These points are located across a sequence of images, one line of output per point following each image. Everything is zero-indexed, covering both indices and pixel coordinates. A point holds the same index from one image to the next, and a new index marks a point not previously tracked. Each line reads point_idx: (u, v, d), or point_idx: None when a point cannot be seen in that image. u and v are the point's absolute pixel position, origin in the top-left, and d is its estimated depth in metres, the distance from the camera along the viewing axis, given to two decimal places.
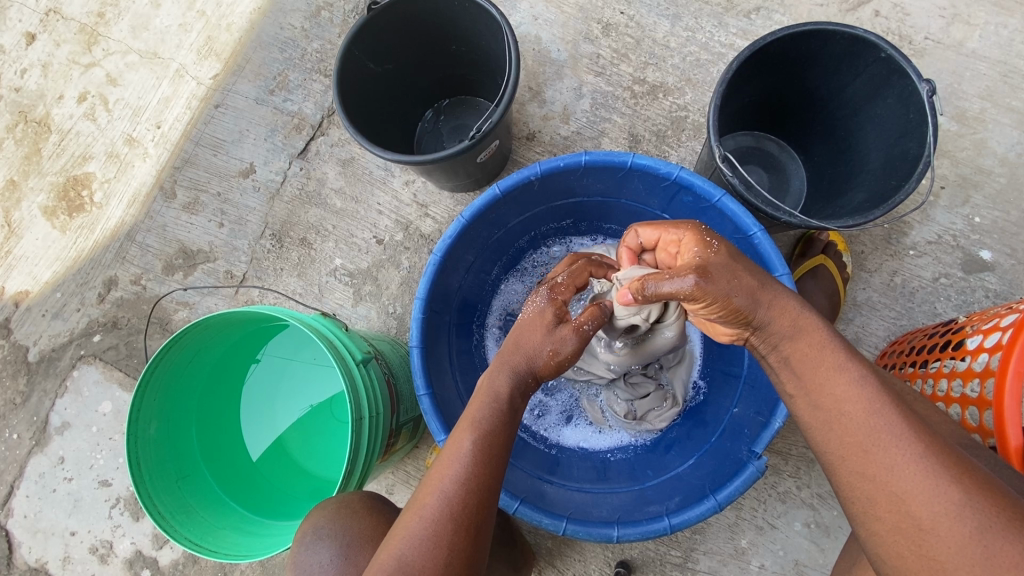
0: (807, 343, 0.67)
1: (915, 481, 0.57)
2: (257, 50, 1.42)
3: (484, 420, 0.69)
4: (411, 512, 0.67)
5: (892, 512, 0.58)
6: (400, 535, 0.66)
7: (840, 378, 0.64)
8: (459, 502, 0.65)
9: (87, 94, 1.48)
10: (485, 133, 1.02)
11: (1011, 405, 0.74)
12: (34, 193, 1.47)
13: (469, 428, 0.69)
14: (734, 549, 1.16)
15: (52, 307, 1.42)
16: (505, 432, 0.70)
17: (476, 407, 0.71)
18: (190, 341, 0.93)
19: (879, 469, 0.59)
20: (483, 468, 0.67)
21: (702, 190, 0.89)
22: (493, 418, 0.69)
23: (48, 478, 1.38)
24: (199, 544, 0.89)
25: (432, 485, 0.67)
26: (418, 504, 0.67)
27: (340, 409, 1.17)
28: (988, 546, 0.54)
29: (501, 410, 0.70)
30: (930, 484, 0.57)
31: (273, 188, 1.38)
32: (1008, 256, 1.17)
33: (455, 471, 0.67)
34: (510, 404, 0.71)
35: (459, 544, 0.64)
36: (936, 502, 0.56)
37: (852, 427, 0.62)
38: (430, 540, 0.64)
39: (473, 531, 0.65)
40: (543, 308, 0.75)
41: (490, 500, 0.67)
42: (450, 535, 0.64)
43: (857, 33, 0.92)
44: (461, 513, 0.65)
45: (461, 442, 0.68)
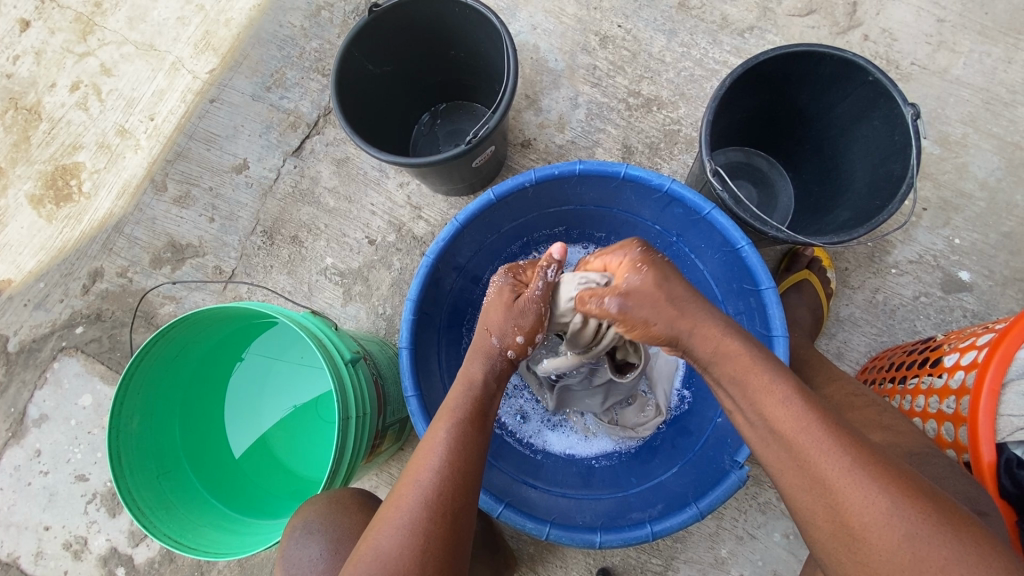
0: (739, 360, 0.67)
1: (849, 492, 0.58)
2: (256, 47, 1.42)
3: (460, 409, 0.74)
4: (392, 500, 0.68)
5: (830, 521, 0.59)
6: (380, 523, 0.67)
7: (771, 400, 0.64)
8: (435, 489, 0.66)
9: (79, 83, 1.47)
10: (481, 138, 1.03)
11: (985, 422, 0.77)
12: (22, 181, 1.45)
13: (444, 418, 0.73)
14: (714, 558, 1.17)
15: (34, 298, 1.40)
16: (479, 425, 0.73)
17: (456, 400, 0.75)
18: (177, 335, 0.92)
19: (812, 480, 0.60)
20: (459, 455, 0.69)
21: (693, 203, 0.90)
22: (466, 407, 0.74)
23: (23, 471, 1.36)
24: (178, 540, 0.88)
25: (415, 472, 0.68)
26: (396, 493, 0.68)
27: (325, 409, 1.16)
28: (916, 553, 0.55)
29: (473, 396, 0.75)
30: (861, 491, 0.58)
31: (266, 184, 1.38)
32: (986, 277, 1.20)
33: (432, 458, 0.68)
34: (484, 388, 0.76)
35: (436, 532, 0.64)
36: (866, 512, 0.57)
37: (800, 452, 0.61)
38: (407, 526, 0.64)
39: (448, 520, 0.65)
40: (501, 288, 0.80)
41: (467, 489, 0.68)
42: (425, 521, 0.64)
43: (847, 57, 0.95)
44: (436, 500, 0.66)
45: (437, 432, 0.71)
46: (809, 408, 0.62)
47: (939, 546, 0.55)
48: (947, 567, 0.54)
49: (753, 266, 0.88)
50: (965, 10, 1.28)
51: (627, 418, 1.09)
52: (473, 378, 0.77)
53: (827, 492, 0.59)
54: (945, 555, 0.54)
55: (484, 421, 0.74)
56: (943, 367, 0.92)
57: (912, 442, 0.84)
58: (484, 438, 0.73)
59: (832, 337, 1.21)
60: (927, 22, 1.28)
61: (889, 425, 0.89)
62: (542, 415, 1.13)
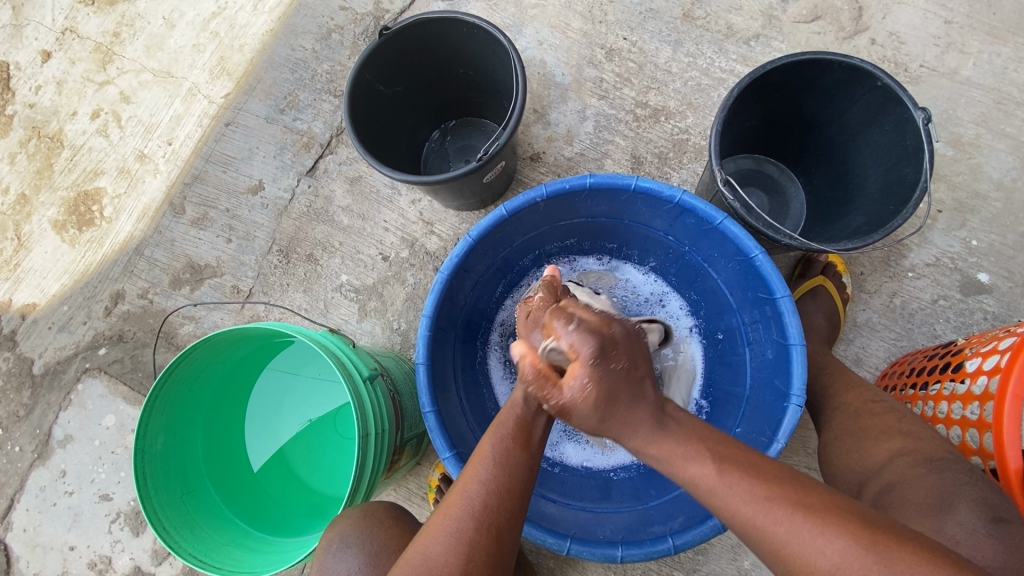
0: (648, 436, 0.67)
1: (798, 556, 0.59)
2: (269, 71, 1.46)
3: (510, 422, 0.72)
4: (439, 509, 0.70)
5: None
6: (427, 530, 0.69)
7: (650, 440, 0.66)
8: (480, 503, 0.67)
9: (100, 111, 1.51)
10: (492, 155, 1.04)
11: (1010, 426, 0.75)
12: (45, 208, 1.49)
13: (494, 432, 0.73)
14: (737, 570, 1.16)
15: (58, 320, 1.43)
16: (526, 446, 0.71)
17: (508, 412, 0.74)
18: (199, 356, 0.93)
19: (770, 550, 0.61)
20: (507, 470, 0.69)
21: (705, 214, 0.90)
22: (516, 423, 0.72)
23: (49, 492, 1.38)
24: (202, 560, 0.89)
25: (462, 484, 0.69)
26: (444, 504, 0.69)
27: (343, 424, 1.17)
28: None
29: (521, 416, 0.72)
30: (809, 551, 0.58)
31: (281, 205, 1.40)
32: (1005, 279, 1.18)
33: (479, 471, 0.69)
34: (527, 405, 0.73)
35: (479, 544, 0.65)
36: (816, 574, 0.58)
37: (735, 508, 0.62)
38: (451, 536, 0.66)
39: (493, 534, 0.66)
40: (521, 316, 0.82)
41: (514, 505, 0.68)
42: (470, 534, 0.65)
43: (854, 63, 0.95)
44: (481, 514, 0.66)
45: (486, 445, 0.72)
46: (735, 478, 0.63)
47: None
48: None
49: (767, 274, 0.88)
50: (972, 11, 1.27)
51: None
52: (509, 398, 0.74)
53: (779, 559, 0.60)
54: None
55: (532, 436, 0.72)
56: (966, 372, 0.90)
57: (931, 448, 0.84)
58: (533, 453, 0.71)
59: (850, 343, 1.20)
60: (935, 24, 1.28)
61: (910, 431, 0.87)
62: (560, 426, 1.13)
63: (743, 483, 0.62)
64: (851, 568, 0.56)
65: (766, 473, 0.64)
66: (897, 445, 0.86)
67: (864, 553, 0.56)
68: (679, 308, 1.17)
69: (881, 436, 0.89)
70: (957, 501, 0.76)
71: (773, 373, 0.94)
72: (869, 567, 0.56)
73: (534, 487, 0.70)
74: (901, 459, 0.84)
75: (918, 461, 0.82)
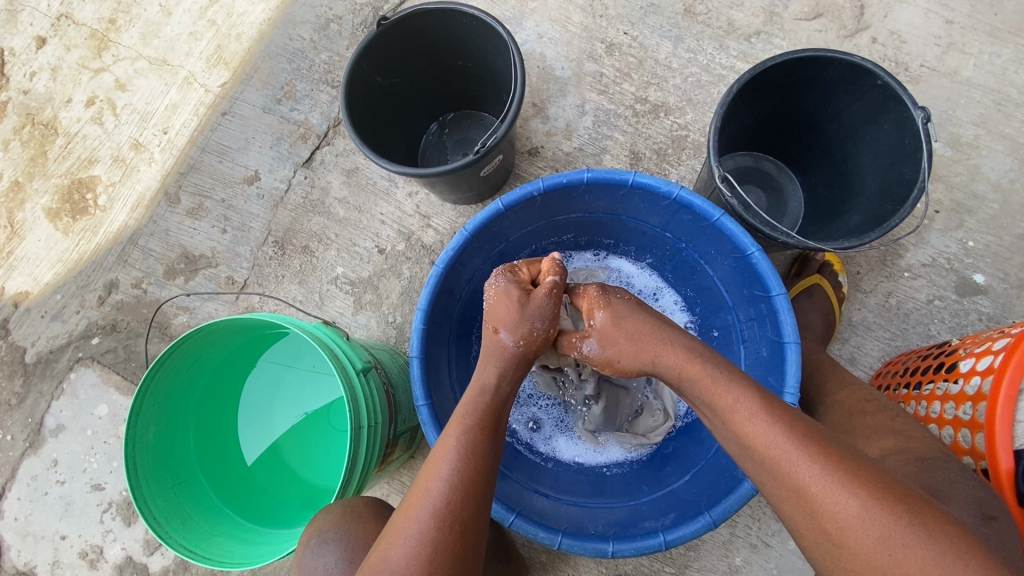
0: (702, 381, 0.71)
1: (823, 499, 0.61)
2: (267, 60, 1.45)
3: (471, 415, 0.73)
4: (401, 509, 0.69)
5: (811, 527, 0.62)
6: (391, 531, 0.67)
7: (727, 398, 0.68)
8: (444, 498, 0.66)
9: (95, 98, 1.50)
10: (489, 148, 1.03)
11: (1002, 428, 0.75)
12: (39, 195, 1.48)
13: (455, 425, 0.72)
14: (727, 567, 1.16)
15: (51, 309, 1.42)
16: (489, 434, 0.72)
17: (465, 407, 0.75)
18: (192, 346, 0.93)
19: (795, 493, 0.62)
20: (470, 465, 0.69)
21: (702, 210, 0.90)
22: (477, 412, 0.73)
23: (41, 481, 1.38)
24: (193, 550, 0.89)
25: (424, 480, 0.69)
26: (408, 502, 0.68)
27: (337, 417, 1.17)
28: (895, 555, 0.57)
29: (486, 402, 0.75)
30: (840, 496, 0.60)
31: (277, 195, 1.39)
32: (1001, 280, 1.19)
33: (441, 466, 0.69)
34: (498, 394, 0.76)
35: (442, 542, 0.64)
36: (841, 516, 0.60)
37: (787, 469, 0.63)
38: (414, 536, 0.65)
39: (457, 529, 0.65)
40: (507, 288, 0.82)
41: (475, 500, 0.68)
42: (433, 531, 0.65)
43: (854, 61, 0.95)
44: (444, 509, 0.66)
45: (447, 438, 0.71)
46: (775, 422, 0.65)
47: (919, 546, 0.57)
48: (926, 567, 0.56)
49: (763, 271, 0.88)
50: (974, 11, 1.27)
51: (639, 425, 1.10)
52: (486, 383, 0.77)
53: (804, 500, 0.62)
54: (921, 554, 0.57)
55: (495, 431, 0.73)
56: (959, 372, 0.90)
57: (924, 448, 0.84)
58: (495, 447, 0.72)
59: (845, 342, 1.20)
60: (936, 23, 1.27)
61: (902, 431, 0.88)
62: (553, 420, 1.13)
63: (784, 428, 0.65)
64: (879, 512, 0.59)
65: (796, 421, 0.66)
66: (890, 444, 0.86)
67: (888, 504, 0.59)
68: (674, 304, 1.17)
69: (872, 436, 0.89)
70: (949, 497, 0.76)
71: (767, 370, 0.94)
72: (895, 515, 0.58)
73: (493, 483, 0.70)
74: (893, 457, 0.84)
75: (908, 460, 0.82)
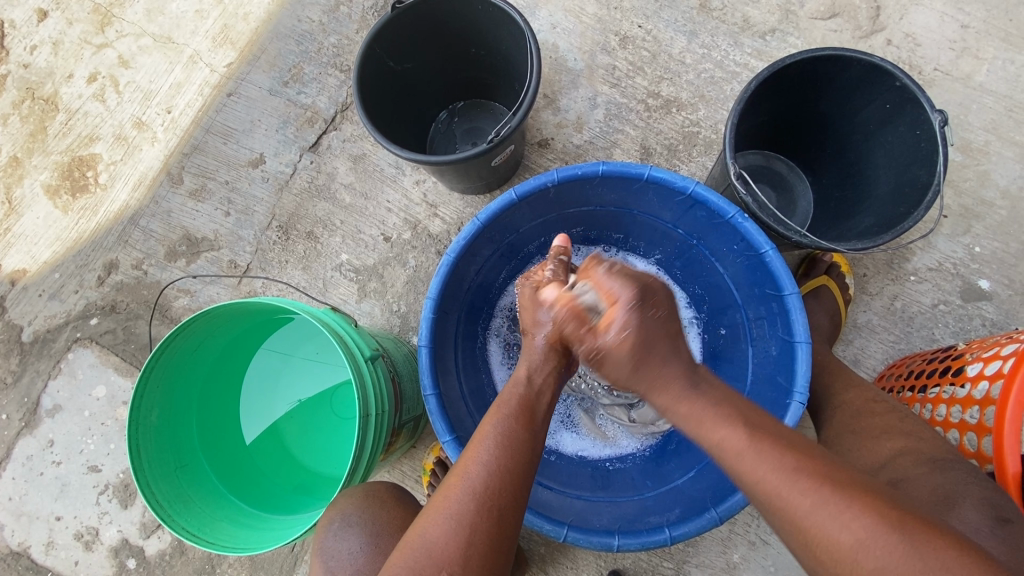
0: (693, 418, 0.66)
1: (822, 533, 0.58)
2: (273, 41, 1.42)
3: (508, 406, 0.74)
4: (439, 493, 0.69)
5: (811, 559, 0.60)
6: (428, 513, 0.67)
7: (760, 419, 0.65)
8: (481, 484, 0.66)
9: (96, 75, 1.47)
10: (503, 138, 1.02)
11: (1010, 433, 0.75)
12: (38, 171, 1.45)
13: (495, 413, 0.73)
14: (726, 563, 1.17)
15: (49, 288, 1.40)
16: (530, 423, 0.72)
17: (507, 395, 0.76)
18: (197, 329, 0.92)
19: (792, 524, 0.60)
20: (508, 451, 0.68)
21: (717, 207, 0.90)
22: (515, 404, 0.74)
23: (36, 461, 1.36)
24: (196, 535, 0.88)
25: (463, 464, 0.69)
26: (444, 487, 0.68)
27: (339, 404, 1.17)
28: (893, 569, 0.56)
29: (523, 395, 0.75)
30: (837, 515, 0.58)
31: (282, 179, 1.38)
32: (1005, 286, 1.19)
33: (479, 452, 0.69)
34: (529, 386, 0.77)
35: (479, 526, 0.64)
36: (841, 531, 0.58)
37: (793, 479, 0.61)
38: (452, 518, 0.65)
39: (495, 515, 0.65)
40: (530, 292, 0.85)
41: (515, 489, 0.67)
42: (472, 515, 0.65)
43: (875, 61, 0.94)
44: (481, 494, 0.66)
45: (488, 426, 0.72)
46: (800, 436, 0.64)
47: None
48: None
49: (776, 270, 0.87)
50: (989, 16, 1.27)
51: (644, 413, 1.11)
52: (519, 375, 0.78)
53: (802, 532, 0.60)
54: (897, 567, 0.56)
55: (533, 418, 0.73)
56: (966, 376, 0.91)
57: (933, 448, 0.84)
58: (534, 435, 0.72)
59: (849, 343, 1.21)
60: (951, 27, 1.27)
61: (911, 431, 0.88)
62: (560, 414, 1.14)
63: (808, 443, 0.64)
64: (873, 546, 0.56)
65: (798, 449, 0.63)
66: (900, 443, 0.87)
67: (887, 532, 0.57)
68: (680, 300, 1.17)
69: (882, 435, 0.89)
70: (962, 500, 0.76)
71: (776, 369, 0.94)
72: (891, 544, 0.56)
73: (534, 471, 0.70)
74: (903, 458, 0.85)
75: (920, 460, 0.83)
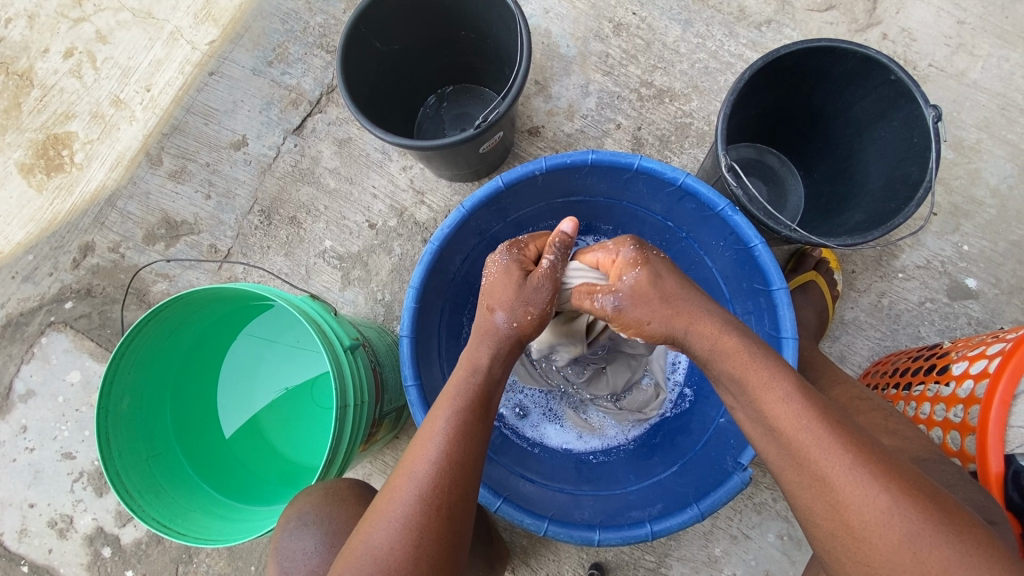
0: (738, 358, 0.66)
1: (849, 491, 0.58)
2: (258, 19, 1.38)
3: (461, 396, 0.70)
4: (385, 494, 0.66)
5: (830, 519, 0.59)
6: (375, 515, 0.65)
7: (771, 394, 0.63)
8: (429, 483, 0.64)
9: (73, 50, 1.41)
10: (491, 123, 0.99)
11: (994, 433, 0.76)
12: (11, 149, 1.40)
13: (446, 406, 0.70)
14: (707, 557, 1.17)
15: (22, 270, 1.36)
16: (482, 415, 0.70)
17: (457, 383, 0.72)
18: (171, 314, 0.89)
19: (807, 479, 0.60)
20: (458, 448, 0.66)
21: (707, 199, 0.88)
22: (469, 394, 0.70)
23: (9, 447, 1.33)
24: (167, 526, 0.86)
25: (410, 463, 0.67)
26: (391, 487, 0.66)
27: (320, 394, 1.14)
28: (917, 552, 0.55)
29: (477, 383, 0.71)
30: (857, 494, 0.57)
31: (265, 162, 1.34)
32: (992, 285, 1.19)
33: (429, 450, 0.66)
34: (488, 374, 0.73)
35: (428, 527, 0.63)
36: (866, 510, 0.57)
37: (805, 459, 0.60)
38: (399, 522, 0.63)
39: (444, 513, 0.64)
40: (508, 265, 0.78)
41: (463, 482, 0.66)
42: (419, 516, 0.63)
43: (869, 54, 0.92)
44: (430, 494, 0.64)
45: (437, 420, 0.69)
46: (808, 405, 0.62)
47: (941, 547, 0.55)
48: (949, 568, 0.54)
49: (765, 265, 0.86)
50: (986, 12, 1.25)
51: (631, 400, 1.10)
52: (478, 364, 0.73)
53: (827, 490, 0.59)
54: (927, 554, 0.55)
55: (485, 409, 0.71)
56: (951, 374, 0.91)
57: (919, 449, 0.83)
58: (485, 427, 0.70)
59: (835, 340, 1.20)
60: (947, 23, 1.25)
61: (896, 430, 0.87)
62: (542, 409, 1.12)
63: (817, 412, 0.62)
64: (900, 514, 0.56)
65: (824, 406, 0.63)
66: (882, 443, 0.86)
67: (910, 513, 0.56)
68: None
69: None
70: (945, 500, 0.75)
71: None
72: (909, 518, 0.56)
73: (483, 463, 0.68)
74: None
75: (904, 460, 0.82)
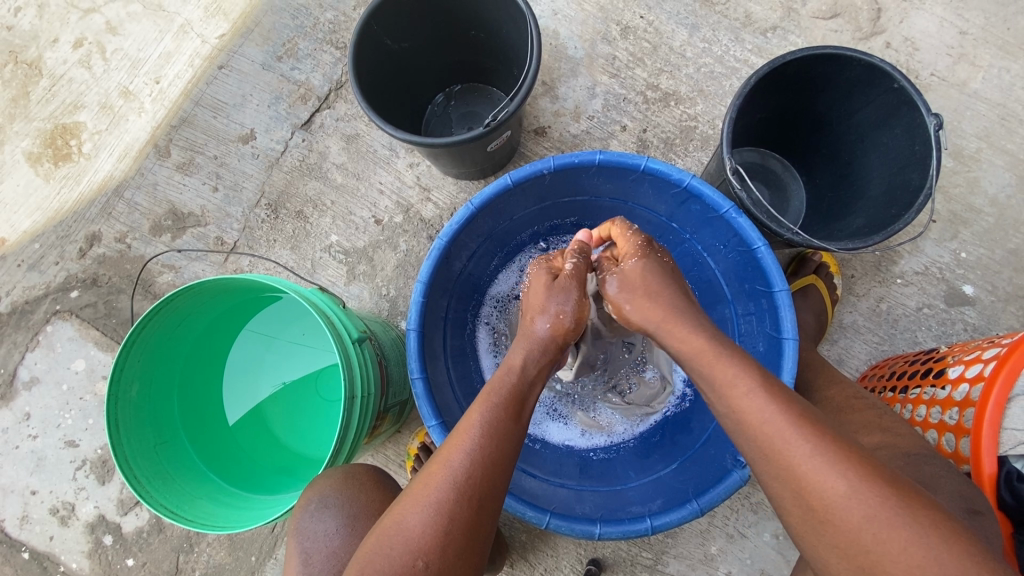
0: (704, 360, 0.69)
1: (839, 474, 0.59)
2: (269, 14, 1.39)
3: (500, 394, 0.72)
4: (418, 480, 0.68)
5: (798, 506, 0.60)
6: (407, 500, 0.67)
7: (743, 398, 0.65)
8: (463, 473, 0.66)
9: (83, 40, 1.42)
10: (500, 122, 1.00)
11: (988, 433, 0.77)
12: (19, 138, 1.41)
13: (483, 401, 0.72)
14: (703, 555, 1.18)
15: (28, 259, 1.37)
16: (517, 415, 0.71)
17: (496, 384, 0.74)
18: (181, 303, 0.90)
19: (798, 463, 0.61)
20: (493, 441, 0.68)
21: (711, 201, 0.89)
22: (506, 393, 0.73)
23: (11, 434, 1.34)
24: (174, 511, 0.87)
25: (445, 454, 0.68)
26: (425, 474, 0.68)
27: (325, 386, 1.15)
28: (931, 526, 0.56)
29: (516, 385, 0.74)
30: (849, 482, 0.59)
31: (273, 156, 1.35)
32: (988, 292, 1.21)
33: (465, 441, 0.68)
34: (522, 375, 0.76)
35: (459, 515, 0.64)
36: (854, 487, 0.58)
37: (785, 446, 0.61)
38: (431, 507, 0.64)
39: (476, 504, 0.65)
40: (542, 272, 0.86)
41: (496, 476, 0.67)
42: (450, 504, 0.64)
43: (874, 62, 0.94)
44: (464, 483, 0.65)
45: (475, 414, 0.70)
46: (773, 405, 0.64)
47: (905, 528, 0.56)
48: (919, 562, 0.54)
49: (768, 267, 0.87)
50: (988, 24, 1.27)
51: (638, 396, 1.13)
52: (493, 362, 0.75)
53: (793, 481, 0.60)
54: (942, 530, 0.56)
55: (520, 410, 0.73)
56: (947, 378, 0.93)
57: (913, 445, 0.85)
58: (520, 426, 0.71)
59: (834, 343, 1.22)
60: (950, 33, 1.27)
61: (890, 427, 0.89)
62: (545, 407, 1.13)
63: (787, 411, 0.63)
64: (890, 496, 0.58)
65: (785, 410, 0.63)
66: (878, 440, 0.87)
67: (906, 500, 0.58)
68: None
69: (862, 431, 0.90)
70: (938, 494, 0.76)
71: (762, 365, 0.95)
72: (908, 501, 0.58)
73: (516, 461, 0.69)
74: (882, 453, 0.85)
75: (897, 456, 0.84)
